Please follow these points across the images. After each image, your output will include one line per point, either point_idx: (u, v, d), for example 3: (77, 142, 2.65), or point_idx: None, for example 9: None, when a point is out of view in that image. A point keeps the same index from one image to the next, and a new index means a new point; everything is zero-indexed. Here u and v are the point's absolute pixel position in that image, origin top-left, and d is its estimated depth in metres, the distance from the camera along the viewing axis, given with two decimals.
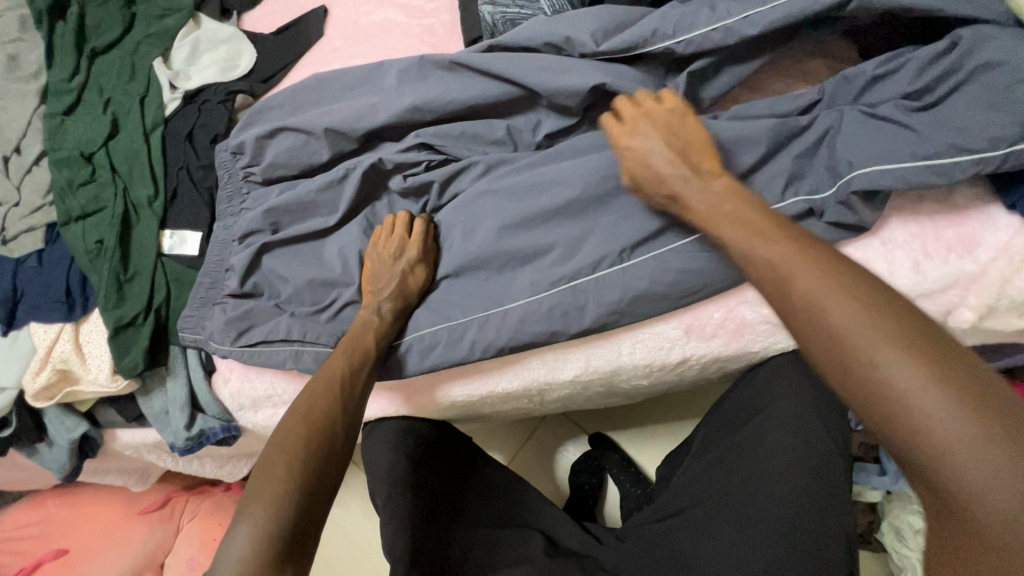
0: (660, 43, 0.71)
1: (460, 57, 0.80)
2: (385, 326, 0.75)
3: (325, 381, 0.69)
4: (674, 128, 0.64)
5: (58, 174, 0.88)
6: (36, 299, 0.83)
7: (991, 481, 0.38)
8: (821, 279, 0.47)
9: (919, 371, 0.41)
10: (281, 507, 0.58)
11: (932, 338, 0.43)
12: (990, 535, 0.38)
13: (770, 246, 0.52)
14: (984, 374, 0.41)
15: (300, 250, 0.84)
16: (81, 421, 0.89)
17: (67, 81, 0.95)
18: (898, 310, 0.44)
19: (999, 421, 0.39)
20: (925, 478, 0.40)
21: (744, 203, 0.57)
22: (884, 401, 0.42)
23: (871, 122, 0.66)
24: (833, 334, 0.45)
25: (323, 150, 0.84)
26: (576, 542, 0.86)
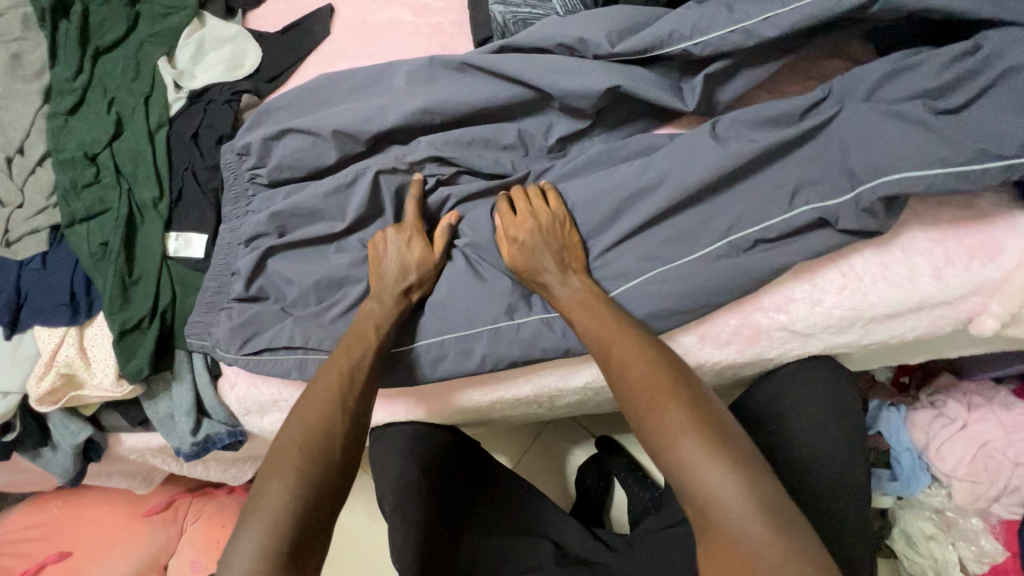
0: (677, 45, 0.69)
1: (470, 58, 0.78)
2: (386, 322, 0.72)
3: (324, 382, 0.67)
4: (556, 228, 0.71)
5: (62, 175, 0.87)
6: (40, 302, 0.82)
7: (725, 493, 0.49)
8: (626, 347, 0.61)
9: (677, 416, 0.53)
10: (278, 520, 0.55)
11: (696, 393, 0.56)
12: (724, 536, 0.48)
13: (597, 318, 0.64)
14: (723, 422, 0.53)
15: (307, 254, 0.83)
16: (86, 425, 0.88)
17: (71, 80, 0.94)
18: (677, 371, 0.58)
19: (731, 450, 0.51)
20: (685, 496, 0.51)
21: (589, 293, 0.67)
22: (659, 436, 0.53)
23: (895, 123, 0.63)
24: (632, 385, 0.58)
25: (330, 152, 0.83)
26: (587, 549, 0.84)
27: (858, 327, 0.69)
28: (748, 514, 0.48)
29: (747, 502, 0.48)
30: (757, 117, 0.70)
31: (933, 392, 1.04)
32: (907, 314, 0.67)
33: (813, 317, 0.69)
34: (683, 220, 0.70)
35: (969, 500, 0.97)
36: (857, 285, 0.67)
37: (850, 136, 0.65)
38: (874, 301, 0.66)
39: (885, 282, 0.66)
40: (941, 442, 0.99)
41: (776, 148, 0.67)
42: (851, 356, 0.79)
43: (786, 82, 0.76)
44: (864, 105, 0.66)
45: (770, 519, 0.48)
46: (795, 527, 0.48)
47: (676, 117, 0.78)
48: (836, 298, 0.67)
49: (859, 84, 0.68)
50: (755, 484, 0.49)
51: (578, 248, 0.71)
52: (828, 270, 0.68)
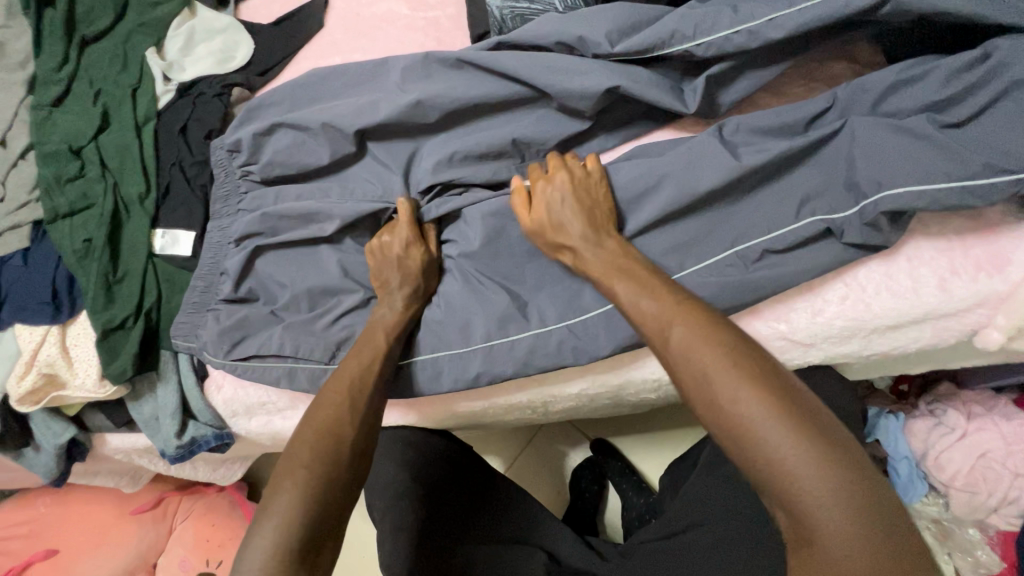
0: (679, 45, 0.67)
1: (466, 55, 0.76)
2: (397, 332, 0.71)
3: (335, 391, 0.65)
4: (589, 188, 0.68)
5: (45, 168, 0.84)
6: (21, 300, 0.80)
7: (829, 503, 0.43)
8: (689, 327, 0.52)
9: (763, 409, 0.46)
10: (290, 527, 0.53)
11: (778, 379, 0.48)
12: (828, 551, 0.43)
13: (649, 295, 0.57)
14: (814, 412, 0.47)
15: (296, 255, 0.80)
16: (69, 425, 0.86)
17: (55, 70, 0.91)
18: (756, 354, 0.50)
19: (832, 449, 0.45)
20: (779, 504, 0.45)
21: (630, 260, 0.62)
22: (747, 437, 0.46)
23: (896, 137, 0.62)
24: (702, 375, 0.50)
25: (323, 151, 0.80)
26: (581, 559, 0.83)
27: (860, 337, 0.68)
28: (856, 525, 0.43)
29: (856, 511, 0.43)
30: (760, 121, 0.68)
31: (932, 400, 1.03)
32: (910, 325, 0.66)
33: (814, 326, 0.67)
34: (682, 226, 0.68)
35: (966, 511, 0.96)
36: (860, 294, 0.65)
37: (855, 147, 0.64)
38: (877, 311, 0.65)
39: (888, 292, 0.64)
40: (940, 451, 0.97)
41: (781, 154, 0.65)
42: (851, 366, 0.77)
43: (791, 83, 0.73)
44: (866, 118, 0.64)
45: (877, 528, 0.43)
46: (902, 532, 0.44)
47: (677, 119, 0.75)
48: (838, 308, 0.66)
49: (864, 92, 0.66)
50: (861, 488, 0.44)
51: (611, 211, 0.68)
52: (831, 281, 0.66)
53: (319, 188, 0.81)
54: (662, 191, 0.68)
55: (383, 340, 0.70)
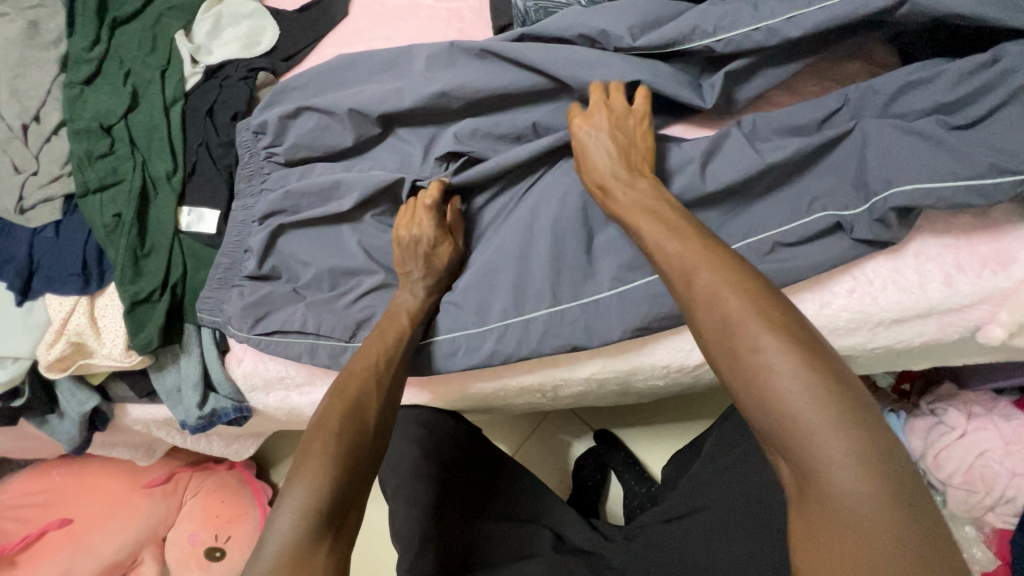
0: (699, 41, 0.69)
1: (489, 45, 0.78)
2: (419, 315, 0.74)
3: (359, 364, 0.68)
4: (627, 125, 0.68)
5: (77, 144, 0.87)
6: (52, 271, 0.82)
7: (838, 457, 0.43)
8: (717, 274, 0.52)
9: (783, 360, 0.47)
10: (322, 487, 0.56)
11: (805, 332, 0.48)
12: (831, 503, 0.43)
13: (679, 244, 0.56)
14: (837, 366, 0.47)
15: (319, 235, 0.83)
16: (93, 394, 0.89)
17: (87, 50, 0.94)
18: (784, 306, 0.50)
19: (848, 404, 0.45)
20: (785, 451, 0.46)
21: (662, 206, 0.61)
22: (762, 383, 0.47)
23: (904, 138, 0.64)
24: (728, 320, 0.50)
25: (348, 135, 0.83)
26: (583, 538, 0.85)
27: (865, 330, 0.70)
28: (865, 481, 0.42)
29: (867, 466, 0.43)
30: (777, 119, 0.70)
31: (933, 400, 1.05)
32: (914, 319, 0.68)
33: (821, 318, 0.69)
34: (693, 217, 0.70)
35: (963, 508, 0.98)
36: (866, 288, 0.67)
37: (866, 146, 0.65)
38: (883, 305, 0.67)
39: (895, 286, 0.66)
40: (938, 449, 1.00)
41: (796, 149, 0.67)
42: (856, 360, 0.79)
43: (808, 82, 0.75)
44: (877, 118, 0.66)
45: (888, 487, 0.43)
46: (914, 496, 0.43)
47: (695, 114, 0.77)
48: (845, 301, 0.68)
49: (876, 91, 0.67)
50: (874, 447, 0.44)
51: (647, 150, 0.68)
52: (838, 275, 0.68)
53: (341, 169, 0.84)
54: (681, 182, 0.70)
55: (406, 320, 0.73)
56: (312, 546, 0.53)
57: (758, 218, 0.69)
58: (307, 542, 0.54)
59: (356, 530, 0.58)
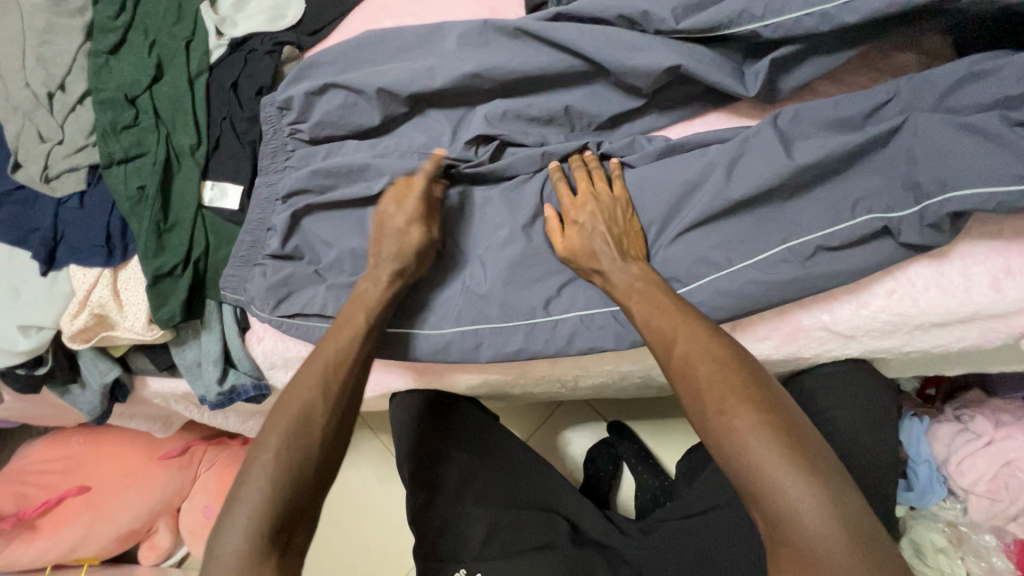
0: (746, 25, 0.66)
1: (525, 24, 0.75)
2: (374, 314, 0.70)
3: (313, 372, 0.65)
4: (617, 215, 0.70)
5: (102, 114, 0.86)
6: (76, 242, 0.82)
7: (806, 507, 0.48)
8: (690, 343, 0.58)
9: (748, 422, 0.52)
10: (261, 511, 0.57)
11: (770, 396, 0.54)
12: (804, 549, 0.47)
13: (663, 316, 0.61)
14: (797, 428, 0.52)
15: (344, 217, 0.81)
16: (115, 366, 0.89)
17: (113, 19, 0.92)
18: (750, 371, 0.55)
19: (810, 460, 0.50)
20: (756, 503, 0.50)
21: (649, 284, 0.65)
22: (732, 443, 0.52)
23: (957, 136, 0.61)
24: (698, 386, 0.56)
25: (376, 113, 0.81)
26: (600, 531, 0.84)
27: (903, 333, 0.68)
28: (833, 530, 0.47)
29: (831, 517, 0.47)
30: (823, 112, 0.67)
31: (959, 406, 1.03)
32: (956, 324, 0.65)
33: (858, 319, 0.67)
34: (731, 212, 0.68)
35: (983, 517, 0.97)
36: (908, 289, 0.65)
37: (917, 144, 0.63)
38: (923, 308, 0.65)
39: (938, 289, 0.64)
40: (962, 457, 0.98)
41: (844, 144, 0.64)
42: (888, 363, 0.77)
43: (854, 73, 0.72)
44: (931, 113, 0.63)
45: (854, 534, 0.47)
46: (879, 542, 0.48)
47: (733, 103, 0.75)
48: (885, 302, 0.66)
49: (930, 87, 0.65)
50: (838, 499, 0.48)
51: (637, 237, 0.69)
52: (879, 277, 0.65)
53: (368, 149, 0.82)
54: (721, 174, 0.68)
55: (360, 321, 0.69)
56: (258, 565, 0.56)
57: (799, 214, 0.66)
58: (252, 564, 0.56)
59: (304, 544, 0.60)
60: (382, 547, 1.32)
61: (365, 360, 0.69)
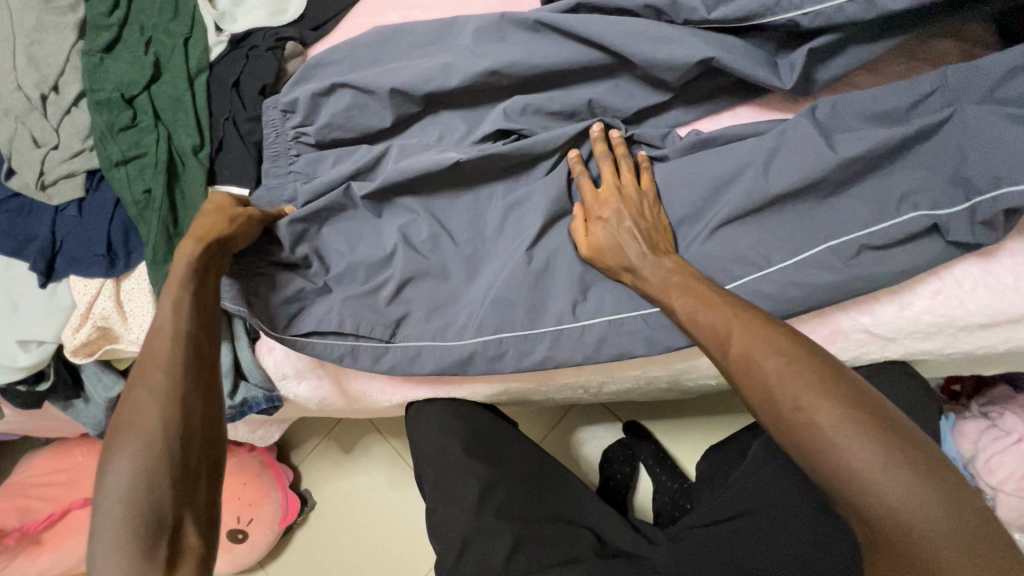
0: (784, 14, 0.63)
1: (545, 16, 0.71)
2: (186, 296, 0.62)
3: (139, 374, 0.58)
4: (644, 210, 0.67)
5: (98, 116, 0.82)
6: (76, 251, 0.78)
7: (910, 504, 0.45)
8: (751, 336, 0.55)
9: (832, 417, 0.48)
10: (123, 530, 0.50)
11: (849, 386, 0.50)
12: (914, 544, 0.44)
13: (713, 313, 0.58)
14: (885, 418, 0.48)
15: (356, 221, 0.77)
16: (119, 379, 0.86)
17: (107, 15, 0.88)
18: (822, 362, 0.52)
19: (904, 453, 0.47)
20: (851, 508, 0.47)
21: (686, 276, 0.63)
22: (818, 440, 0.48)
23: (1007, 130, 0.58)
24: (767, 383, 0.52)
25: (386, 114, 0.77)
26: (626, 542, 0.82)
27: (946, 335, 0.65)
28: (942, 524, 0.44)
29: (938, 513, 0.45)
30: (860, 103, 0.65)
31: (986, 403, 1.01)
32: (1002, 324, 0.63)
33: (899, 321, 0.64)
34: (768, 213, 0.65)
35: (1014, 515, 0.95)
36: (953, 289, 0.62)
37: (965, 137, 0.60)
38: (970, 309, 0.62)
39: (986, 289, 0.61)
40: (991, 454, 0.95)
41: (886, 139, 0.61)
42: (925, 363, 0.74)
43: (893, 62, 0.69)
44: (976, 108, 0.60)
45: (961, 523, 0.45)
46: (987, 528, 0.45)
47: (758, 97, 0.72)
48: (929, 303, 0.63)
49: (978, 78, 0.62)
50: (940, 491, 0.45)
51: (667, 235, 0.67)
52: (923, 278, 0.63)
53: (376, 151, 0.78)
54: (759, 171, 0.65)
55: (172, 305, 0.61)
56: None
57: (839, 211, 0.63)
58: None
59: (201, 551, 0.53)
60: (396, 552, 1.30)
61: (200, 345, 0.60)
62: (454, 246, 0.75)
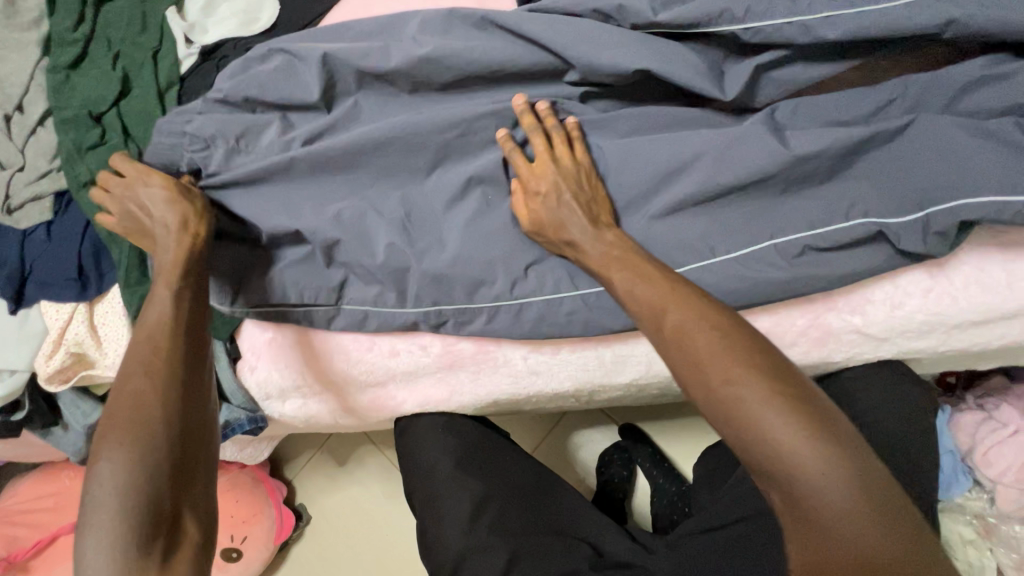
0: (726, 26, 0.62)
1: (494, 14, 0.69)
2: (172, 305, 0.61)
3: (132, 361, 0.57)
4: (583, 182, 0.65)
5: (65, 135, 0.79)
6: (45, 275, 0.76)
7: (830, 480, 0.45)
8: (684, 310, 0.54)
9: (758, 392, 0.48)
10: (117, 530, 0.50)
11: (774, 360, 0.50)
12: (831, 519, 0.45)
13: (650, 286, 0.56)
14: (808, 393, 0.48)
15: (281, 190, 0.73)
16: (97, 406, 0.84)
17: (71, 30, 0.85)
18: (750, 336, 0.52)
19: (825, 426, 0.47)
20: (773, 481, 0.47)
21: (625, 250, 0.61)
22: (742, 413, 0.48)
23: (976, 135, 0.57)
24: (699, 357, 0.51)
25: (314, 88, 0.72)
26: (623, 551, 0.80)
27: (939, 333, 0.64)
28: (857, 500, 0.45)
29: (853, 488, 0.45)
30: (845, 100, 0.63)
31: (982, 394, 1.00)
32: (994, 321, 0.62)
33: (890, 320, 0.63)
34: (758, 212, 0.62)
35: (1013, 507, 0.94)
36: (945, 287, 0.61)
37: (954, 131, 0.58)
38: (962, 306, 0.61)
39: (978, 286, 0.60)
40: (989, 447, 0.95)
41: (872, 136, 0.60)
42: (919, 361, 0.73)
43: None
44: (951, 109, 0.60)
45: (869, 491, 0.45)
46: (890, 498, 0.46)
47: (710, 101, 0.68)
48: (920, 301, 0.62)
49: (937, 89, 0.61)
50: (856, 466, 0.46)
51: (603, 202, 0.65)
52: (913, 276, 0.61)
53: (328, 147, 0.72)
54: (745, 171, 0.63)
55: (156, 315, 0.60)
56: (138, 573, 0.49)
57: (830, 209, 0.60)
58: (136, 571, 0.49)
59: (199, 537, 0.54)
60: (394, 565, 1.28)
61: (196, 336, 0.61)
62: (381, 221, 0.70)
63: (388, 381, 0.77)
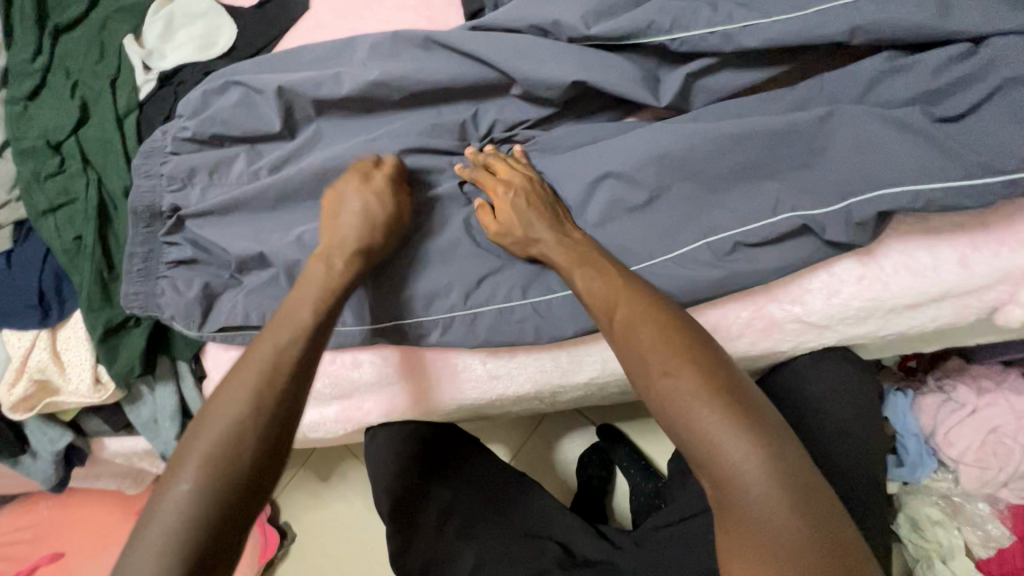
0: (654, 36, 0.64)
1: (437, 35, 0.72)
2: (306, 333, 0.60)
3: (239, 381, 0.56)
4: (542, 189, 0.68)
5: (23, 165, 0.81)
6: (7, 304, 0.77)
7: (752, 467, 0.48)
8: (632, 306, 0.58)
9: (689, 382, 0.52)
10: (169, 553, 0.48)
11: (711, 354, 0.54)
12: (749, 504, 0.48)
13: (604, 286, 0.60)
14: (739, 386, 0.52)
15: (252, 220, 0.75)
16: (65, 431, 0.84)
17: (29, 61, 0.86)
18: (690, 332, 0.56)
19: (751, 417, 0.50)
20: (703, 465, 0.50)
21: (590, 251, 0.63)
22: (675, 399, 0.52)
23: (893, 127, 0.60)
24: (643, 348, 0.55)
25: (275, 118, 0.74)
26: (593, 550, 0.81)
27: (877, 318, 0.66)
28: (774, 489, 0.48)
29: (773, 477, 0.48)
30: (774, 101, 0.66)
31: (941, 376, 1.03)
32: (928, 303, 0.64)
33: (830, 308, 0.65)
34: (696, 211, 0.65)
35: (976, 486, 0.96)
36: (877, 274, 0.63)
37: (877, 125, 0.61)
38: (894, 291, 0.63)
39: (907, 271, 0.63)
40: (949, 427, 0.97)
41: (798, 134, 0.62)
42: (867, 346, 0.75)
43: None
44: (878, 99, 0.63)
45: (788, 482, 0.48)
46: (811, 488, 0.49)
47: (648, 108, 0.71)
48: (855, 288, 0.64)
49: (854, 80, 0.64)
50: (778, 455, 0.49)
51: (563, 207, 0.68)
52: (845, 265, 0.64)
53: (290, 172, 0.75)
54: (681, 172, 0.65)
55: (287, 340, 0.59)
56: None
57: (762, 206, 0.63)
58: None
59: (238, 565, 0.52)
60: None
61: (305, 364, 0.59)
62: None
63: (353, 392, 0.78)
